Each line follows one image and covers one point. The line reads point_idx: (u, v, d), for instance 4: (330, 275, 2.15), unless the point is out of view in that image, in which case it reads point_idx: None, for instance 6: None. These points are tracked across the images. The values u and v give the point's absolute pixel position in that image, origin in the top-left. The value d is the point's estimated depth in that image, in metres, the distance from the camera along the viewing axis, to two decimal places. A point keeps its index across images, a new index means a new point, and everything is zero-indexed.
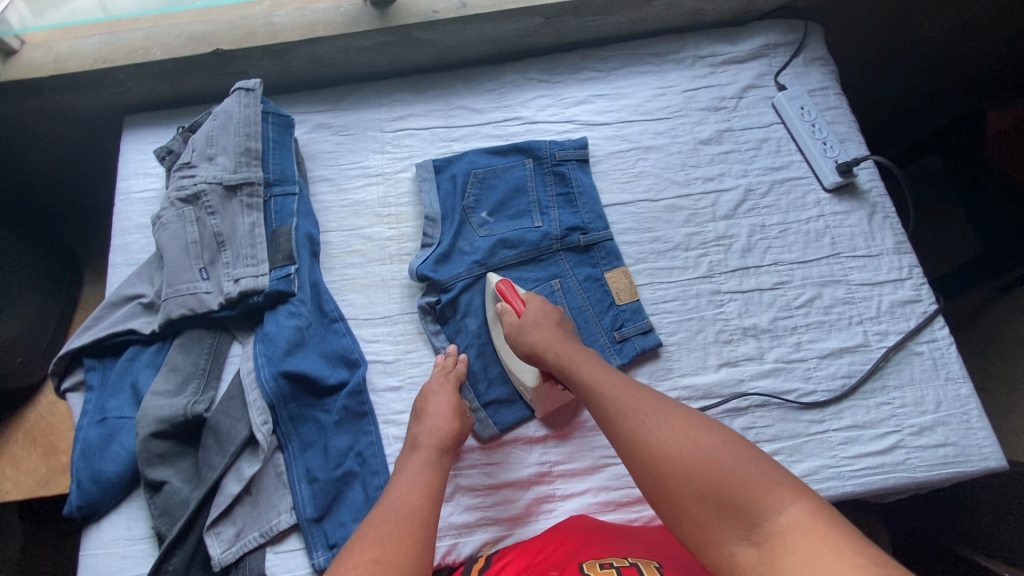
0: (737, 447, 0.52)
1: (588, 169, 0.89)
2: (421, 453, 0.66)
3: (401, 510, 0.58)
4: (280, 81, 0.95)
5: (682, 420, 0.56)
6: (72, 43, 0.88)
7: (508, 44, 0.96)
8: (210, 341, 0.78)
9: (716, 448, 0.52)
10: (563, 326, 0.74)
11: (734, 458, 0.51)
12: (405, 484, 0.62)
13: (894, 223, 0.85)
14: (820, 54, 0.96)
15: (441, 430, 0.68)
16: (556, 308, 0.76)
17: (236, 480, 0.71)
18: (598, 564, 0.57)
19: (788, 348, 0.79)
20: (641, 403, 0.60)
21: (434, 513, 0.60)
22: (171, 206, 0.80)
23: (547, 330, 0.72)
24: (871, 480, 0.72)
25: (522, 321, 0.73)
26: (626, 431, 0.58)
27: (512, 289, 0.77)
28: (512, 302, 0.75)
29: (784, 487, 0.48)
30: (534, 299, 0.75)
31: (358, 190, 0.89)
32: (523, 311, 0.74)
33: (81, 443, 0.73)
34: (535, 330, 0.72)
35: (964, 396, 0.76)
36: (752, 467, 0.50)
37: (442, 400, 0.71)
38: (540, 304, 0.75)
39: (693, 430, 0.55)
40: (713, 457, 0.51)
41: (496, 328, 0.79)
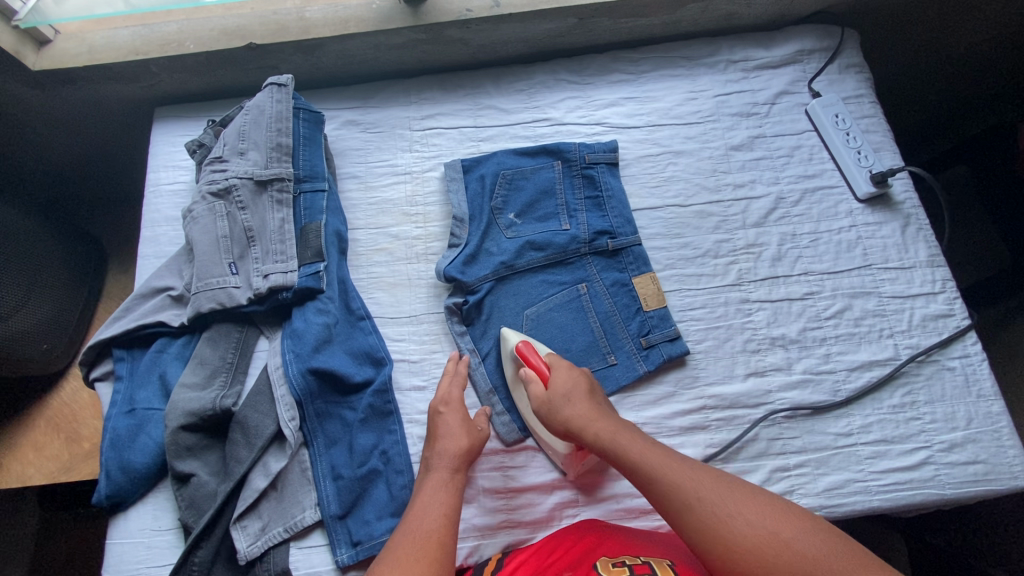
0: (799, 519, 0.55)
1: (617, 173, 0.88)
2: (436, 475, 0.66)
3: (421, 536, 0.59)
4: (310, 77, 0.95)
5: (745, 499, 0.57)
6: (105, 34, 0.87)
7: (538, 44, 0.95)
8: (238, 336, 0.79)
9: (790, 532, 0.53)
10: (594, 396, 0.69)
11: (803, 535, 0.53)
12: (424, 505, 0.63)
13: (928, 235, 0.84)
14: (856, 61, 0.95)
15: (454, 451, 0.68)
16: (585, 374, 0.71)
17: (263, 475, 0.72)
18: (611, 562, 0.59)
19: (817, 359, 0.78)
20: (696, 480, 0.59)
21: (453, 534, 0.61)
22: (202, 200, 0.80)
23: (578, 405, 0.67)
24: (899, 496, 0.71)
25: (549, 394, 0.69)
26: (692, 512, 0.57)
27: (532, 350, 0.73)
28: (536, 366, 0.72)
29: (863, 566, 0.50)
30: (558, 363, 0.71)
31: (385, 188, 0.89)
32: (549, 379, 0.70)
33: (111, 433, 0.74)
34: (566, 406, 0.67)
35: (996, 413, 0.75)
36: (824, 545, 0.52)
37: (452, 419, 0.71)
38: (567, 372, 0.70)
39: (759, 509, 0.56)
40: (795, 544, 0.52)
41: (518, 391, 0.76)
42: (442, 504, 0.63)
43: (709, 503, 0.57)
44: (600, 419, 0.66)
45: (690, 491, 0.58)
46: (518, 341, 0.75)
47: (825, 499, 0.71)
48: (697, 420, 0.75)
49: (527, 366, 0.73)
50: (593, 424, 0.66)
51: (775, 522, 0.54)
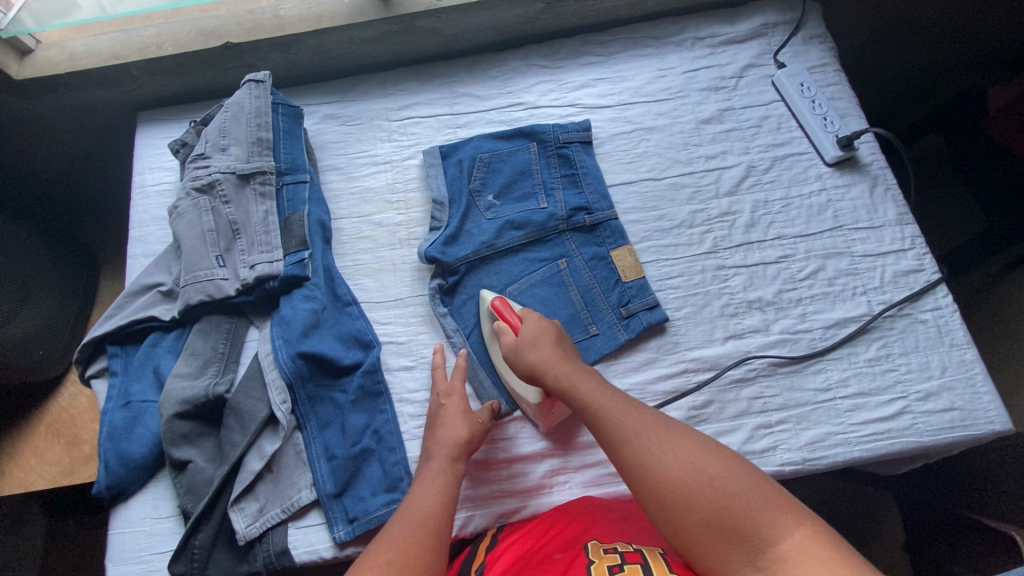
0: (737, 466, 0.57)
1: (591, 151, 0.90)
2: (436, 464, 0.68)
3: (419, 526, 0.61)
4: (289, 74, 0.98)
5: (686, 443, 0.59)
6: (86, 41, 0.90)
7: (509, 31, 0.98)
8: (228, 326, 0.80)
9: (719, 473, 0.56)
10: (561, 343, 0.72)
11: (736, 480, 0.56)
12: (421, 492, 0.65)
13: (896, 195, 0.87)
14: (819, 32, 0.97)
15: (451, 439, 0.69)
16: (555, 325, 0.74)
17: (258, 457, 0.73)
18: (602, 548, 0.59)
19: (794, 319, 0.80)
20: (645, 424, 0.62)
21: (448, 522, 0.63)
22: (187, 196, 0.82)
23: (543, 350, 0.70)
24: (878, 446, 0.73)
25: (518, 340, 0.72)
26: (630, 445, 0.60)
27: (507, 306, 0.76)
28: (509, 320, 0.75)
29: (787, 511, 0.53)
30: (530, 317, 0.74)
31: (367, 178, 0.91)
32: (519, 329, 0.73)
33: (107, 425, 0.75)
34: (531, 351, 0.71)
35: (969, 360, 0.77)
36: (754, 490, 0.55)
37: (452, 409, 0.72)
38: (536, 321, 0.73)
39: (696, 452, 0.58)
40: (724, 484, 0.55)
41: (495, 345, 0.79)
42: (439, 491, 0.65)
43: (649, 444, 0.60)
44: (562, 363, 0.69)
45: (630, 427, 0.62)
46: (494, 297, 0.78)
47: (807, 452, 0.73)
48: (680, 383, 0.78)
49: (502, 319, 0.76)
50: (555, 367, 0.69)
51: (708, 465, 0.57)
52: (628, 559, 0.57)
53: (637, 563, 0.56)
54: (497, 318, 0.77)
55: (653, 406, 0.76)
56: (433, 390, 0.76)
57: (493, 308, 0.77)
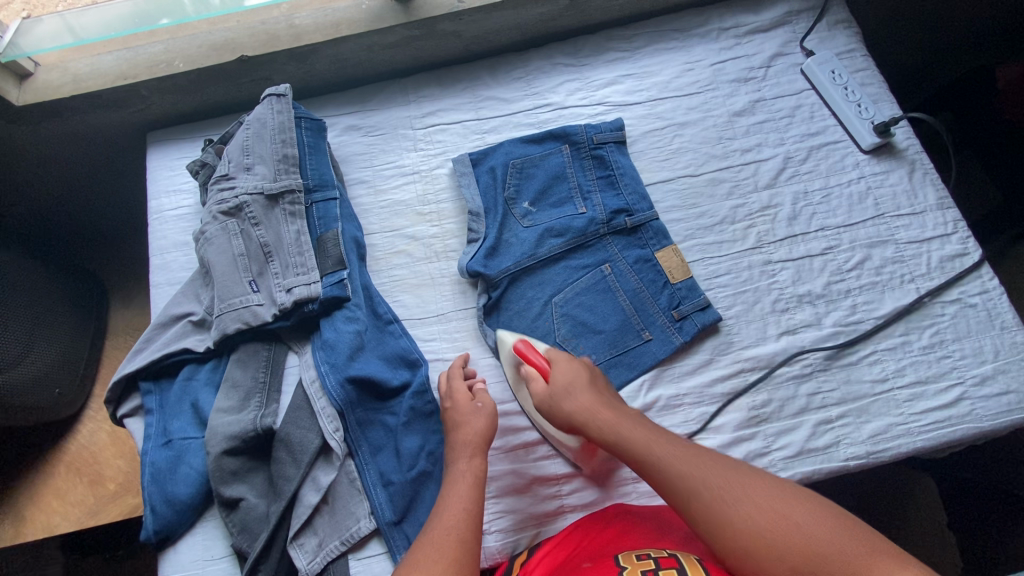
0: (813, 506, 0.54)
1: (626, 150, 0.88)
2: (456, 466, 0.65)
3: (445, 531, 0.58)
4: (304, 86, 0.94)
5: (760, 487, 0.57)
6: (89, 62, 0.85)
7: (531, 30, 0.95)
8: (267, 354, 0.77)
9: (801, 517, 0.53)
10: (597, 386, 0.69)
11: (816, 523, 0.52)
12: (445, 499, 0.62)
13: (934, 179, 0.86)
14: (843, 17, 0.96)
15: (468, 439, 0.67)
16: (585, 364, 0.70)
17: (313, 490, 0.70)
18: (636, 555, 0.58)
19: (845, 311, 0.80)
20: (718, 475, 0.58)
21: (474, 527, 0.60)
22: (213, 220, 0.78)
23: (580, 397, 0.66)
24: (939, 434, 0.73)
25: (551, 389, 0.68)
26: (697, 498, 0.57)
27: (531, 348, 0.73)
28: (537, 364, 0.72)
29: (880, 552, 0.50)
30: (558, 359, 0.71)
31: (395, 190, 0.88)
32: (549, 374, 0.70)
33: (150, 467, 0.72)
34: (567, 401, 0.67)
35: (1021, 342, 0.77)
36: (841, 531, 0.52)
37: (463, 409, 0.70)
38: (567, 364, 0.70)
39: (774, 498, 0.55)
40: (811, 530, 0.52)
41: (522, 392, 0.75)
42: (462, 494, 0.62)
43: (717, 490, 0.57)
44: (602, 411, 0.65)
45: (706, 483, 0.57)
46: (517, 339, 0.75)
47: (871, 446, 0.73)
48: (737, 383, 0.76)
49: (528, 364, 0.73)
50: (597, 416, 0.65)
51: (789, 510, 0.54)
52: (663, 564, 0.56)
53: (672, 568, 0.55)
54: (523, 363, 0.73)
55: (713, 409, 0.75)
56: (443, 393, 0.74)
57: (517, 352, 0.74)
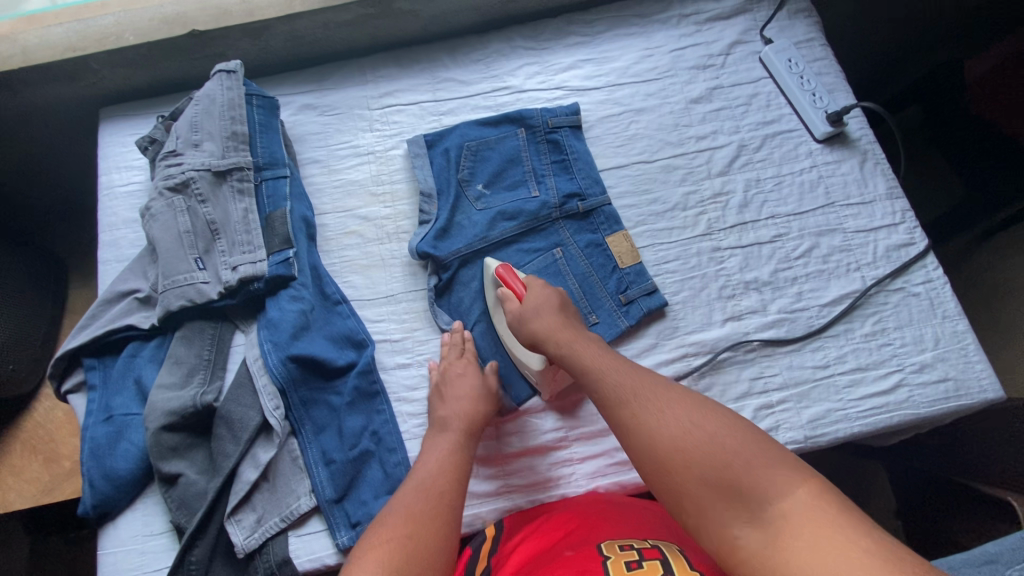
0: (740, 425, 0.52)
1: (581, 135, 0.88)
2: (450, 435, 0.68)
3: (435, 494, 0.60)
4: (259, 63, 0.93)
5: (682, 403, 0.56)
6: (39, 33, 0.84)
7: (491, 11, 0.95)
8: (212, 332, 0.77)
9: (719, 432, 0.51)
10: (566, 312, 0.71)
11: (730, 437, 0.51)
12: (433, 465, 0.64)
13: (885, 169, 0.87)
14: (804, 6, 0.96)
15: (469, 412, 0.69)
16: (558, 292, 0.73)
17: (253, 467, 0.70)
18: (617, 546, 0.55)
19: (790, 298, 0.80)
20: (649, 393, 0.58)
21: (460, 495, 0.62)
22: (159, 196, 0.77)
23: (546, 318, 0.69)
24: (876, 419, 0.74)
25: (522, 308, 0.71)
26: (624, 409, 0.57)
27: (513, 274, 0.74)
28: (514, 288, 0.73)
29: (789, 470, 0.47)
30: (535, 285, 0.73)
31: (349, 170, 0.88)
32: (524, 296, 0.72)
33: (89, 442, 0.72)
34: (534, 320, 0.69)
35: (961, 331, 0.78)
36: (754, 446, 0.50)
37: (465, 380, 0.72)
38: (541, 290, 0.71)
39: (694, 412, 0.54)
40: (719, 440, 0.51)
41: (500, 316, 0.77)
42: (452, 466, 0.64)
43: (644, 401, 0.57)
44: (564, 330, 0.68)
45: (630, 390, 0.59)
46: (499, 265, 0.76)
47: (809, 430, 0.74)
48: (681, 368, 0.77)
49: (507, 287, 0.74)
50: (556, 335, 0.68)
51: (708, 423, 0.53)
52: (646, 555, 0.53)
53: (656, 559, 0.52)
54: (501, 285, 0.75)
55: None
56: (443, 364, 0.75)
57: (498, 276, 0.75)
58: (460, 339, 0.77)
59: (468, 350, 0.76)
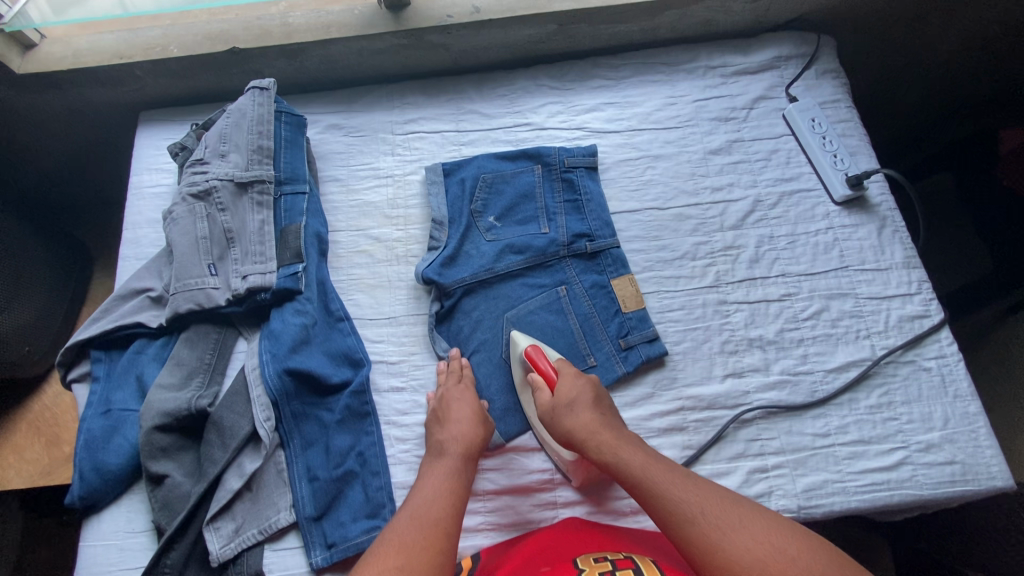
0: (816, 547, 0.53)
1: (596, 177, 0.89)
2: (447, 461, 0.67)
3: (428, 521, 0.59)
4: (293, 82, 0.97)
5: (750, 522, 0.55)
6: (91, 39, 0.89)
7: (520, 50, 0.97)
8: (216, 337, 0.79)
9: (798, 555, 0.52)
10: (599, 404, 0.70)
11: (814, 561, 0.52)
12: (431, 492, 0.63)
13: (904, 238, 0.85)
14: (832, 67, 0.97)
15: (465, 437, 0.68)
16: (591, 381, 0.72)
17: (237, 476, 0.71)
18: (593, 558, 0.57)
19: (794, 360, 0.79)
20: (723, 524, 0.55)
21: (457, 526, 0.61)
22: (182, 201, 0.80)
23: (581, 414, 0.68)
24: (876, 497, 0.71)
25: (554, 400, 0.70)
26: (690, 523, 0.56)
27: (541, 354, 0.74)
28: (544, 372, 0.73)
29: None
30: (566, 371, 0.73)
31: (367, 191, 0.90)
32: (555, 384, 0.71)
33: (85, 434, 0.73)
34: (568, 415, 0.68)
35: (972, 414, 0.75)
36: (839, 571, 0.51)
37: (462, 405, 0.71)
38: (572, 379, 0.71)
39: (770, 532, 0.54)
40: (809, 568, 0.51)
41: (526, 398, 0.76)
42: (449, 493, 0.63)
43: (711, 518, 0.56)
44: (602, 428, 0.67)
45: (697, 506, 0.57)
46: (528, 343, 0.76)
47: (803, 500, 0.71)
48: (676, 421, 0.75)
49: (536, 370, 0.74)
50: (597, 436, 0.66)
51: (788, 545, 0.53)
52: (620, 565, 0.55)
53: (629, 568, 0.55)
54: (531, 369, 0.74)
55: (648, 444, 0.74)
56: (438, 391, 0.75)
57: (527, 356, 0.75)
58: (458, 368, 0.77)
59: (463, 377, 0.76)
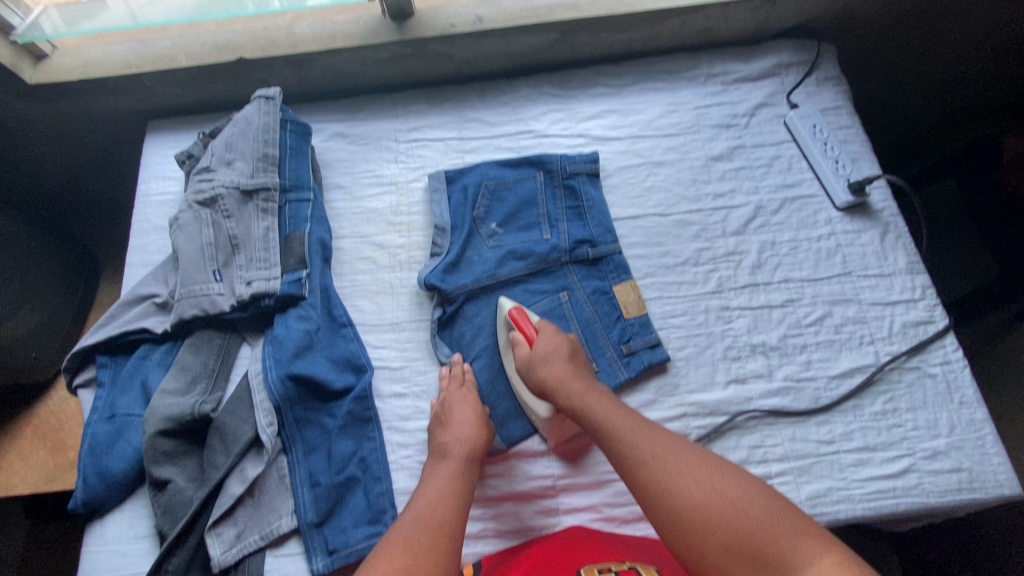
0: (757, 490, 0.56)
1: (598, 184, 0.89)
2: (451, 463, 0.67)
3: (432, 523, 0.59)
4: (299, 91, 0.98)
5: (702, 465, 0.59)
6: (101, 50, 0.91)
7: (522, 59, 0.98)
8: (220, 342, 0.79)
9: (740, 495, 0.55)
10: (575, 359, 0.73)
11: (752, 502, 0.54)
12: (434, 494, 0.63)
13: (907, 243, 0.85)
14: (833, 74, 0.97)
15: (469, 439, 0.68)
16: (569, 339, 0.75)
17: (239, 481, 0.71)
18: (597, 569, 0.57)
19: (798, 366, 0.78)
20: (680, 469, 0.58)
21: (461, 528, 0.61)
22: (189, 209, 0.82)
23: (557, 365, 0.71)
24: (882, 504, 0.70)
25: (532, 354, 0.73)
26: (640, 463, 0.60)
27: (525, 315, 0.76)
28: (525, 331, 0.75)
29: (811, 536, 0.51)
30: (546, 330, 0.75)
31: (371, 198, 0.91)
32: (535, 341, 0.74)
33: (90, 439, 0.74)
34: (545, 367, 0.71)
35: (979, 420, 0.74)
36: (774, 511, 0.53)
37: (465, 407, 0.71)
38: (551, 336, 0.74)
39: (713, 474, 0.57)
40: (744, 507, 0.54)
41: (506, 358, 0.78)
42: (453, 496, 0.63)
43: (659, 461, 0.60)
44: (574, 380, 0.70)
45: (647, 449, 0.61)
46: (512, 306, 0.78)
47: (808, 508, 0.70)
48: (679, 427, 0.75)
49: (518, 330, 0.76)
50: (568, 385, 0.70)
51: (727, 487, 0.56)
52: None
53: None
54: (513, 328, 0.76)
55: None
56: (440, 394, 0.75)
57: (510, 318, 0.77)
58: (460, 372, 0.77)
59: (464, 380, 0.76)
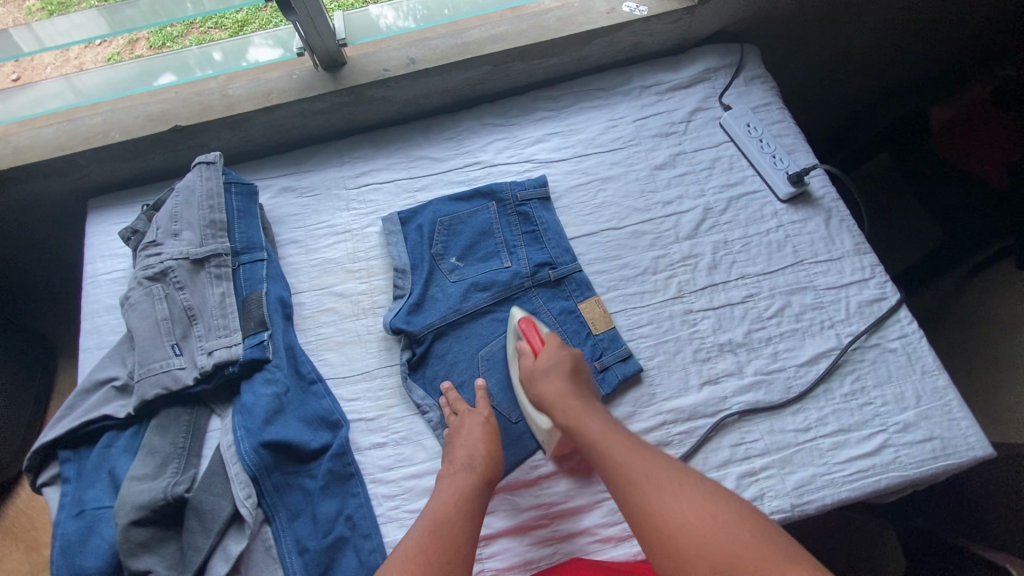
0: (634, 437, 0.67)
1: (550, 206, 0.91)
2: (458, 476, 0.67)
3: (439, 536, 0.61)
4: (241, 150, 0.97)
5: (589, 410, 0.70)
6: (29, 134, 0.89)
7: (460, 94, 1.00)
8: (187, 418, 0.77)
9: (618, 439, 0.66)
10: (576, 377, 0.74)
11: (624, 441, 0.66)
12: (440, 506, 0.64)
13: (851, 226, 0.88)
14: (759, 73, 1.01)
15: (476, 455, 0.69)
16: (573, 355, 0.75)
17: (223, 560, 0.68)
18: None
19: (766, 359, 0.80)
20: (640, 462, 0.63)
21: (465, 541, 0.62)
22: (138, 285, 0.79)
23: (555, 382, 0.72)
24: (864, 484, 0.71)
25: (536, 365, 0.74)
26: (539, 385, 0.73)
27: (533, 327, 0.78)
28: (532, 341, 0.77)
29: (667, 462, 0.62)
30: (552, 342, 0.76)
31: (327, 249, 0.90)
32: (539, 352, 0.75)
33: (59, 540, 0.69)
34: (544, 381, 0.72)
35: (942, 387, 0.77)
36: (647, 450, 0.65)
37: (470, 428, 0.72)
38: (555, 351, 0.75)
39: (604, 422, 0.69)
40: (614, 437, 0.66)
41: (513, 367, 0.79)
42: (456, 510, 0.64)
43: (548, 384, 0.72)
44: (573, 400, 0.71)
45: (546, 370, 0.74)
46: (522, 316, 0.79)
47: (796, 498, 0.71)
48: (661, 436, 0.75)
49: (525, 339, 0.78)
50: (565, 404, 0.70)
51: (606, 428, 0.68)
52: None
53: None
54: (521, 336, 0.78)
55: None
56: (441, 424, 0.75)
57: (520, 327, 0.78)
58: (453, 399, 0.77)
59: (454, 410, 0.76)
